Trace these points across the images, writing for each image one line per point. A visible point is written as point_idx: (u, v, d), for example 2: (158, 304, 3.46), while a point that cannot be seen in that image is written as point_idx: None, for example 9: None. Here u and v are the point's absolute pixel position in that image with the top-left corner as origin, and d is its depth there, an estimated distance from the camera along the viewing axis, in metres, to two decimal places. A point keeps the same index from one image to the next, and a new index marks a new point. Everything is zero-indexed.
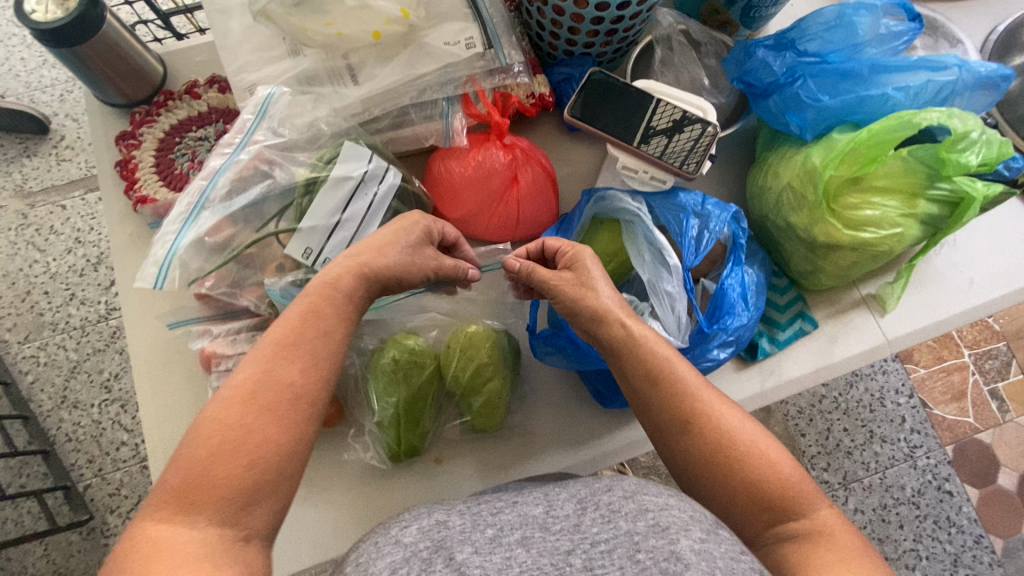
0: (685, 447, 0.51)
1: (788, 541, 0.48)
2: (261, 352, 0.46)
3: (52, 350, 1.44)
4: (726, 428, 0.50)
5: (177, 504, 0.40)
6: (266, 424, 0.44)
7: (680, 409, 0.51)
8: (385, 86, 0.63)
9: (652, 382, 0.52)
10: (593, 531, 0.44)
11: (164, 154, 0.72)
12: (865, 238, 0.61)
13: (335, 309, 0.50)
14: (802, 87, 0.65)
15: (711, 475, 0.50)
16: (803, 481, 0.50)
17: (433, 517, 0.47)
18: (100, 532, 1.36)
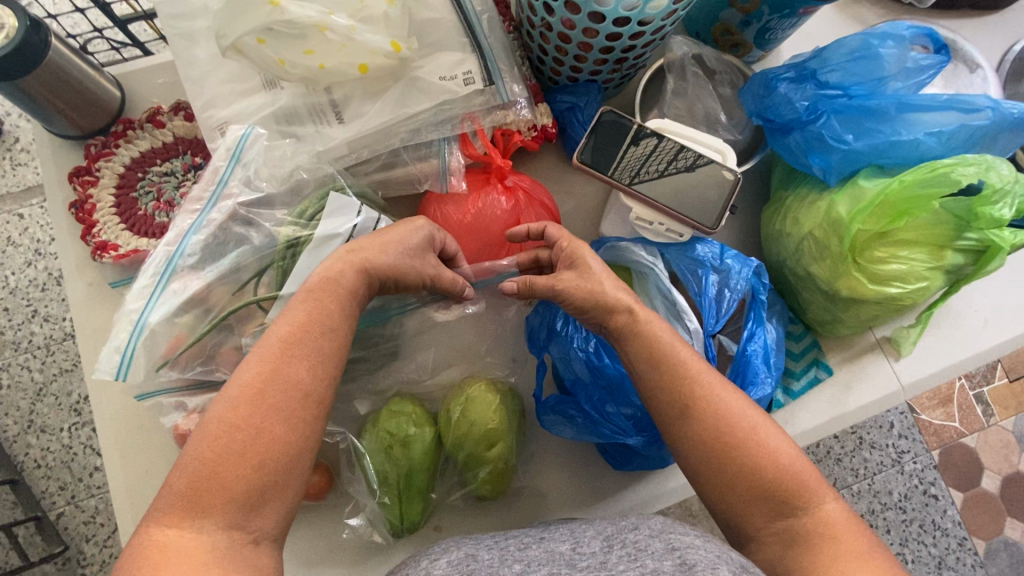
0: (684, 433, 0.47)
1: (789, 539, 0.44)
2: (266, 345, 0.42)
3: (16, 371, 1.35)
4: (724, 411, 0.46)
5: (187, 506, 0.37)
6: (274, 423, 0.39)
7: (676, 391, 0.47)
8: (374, 126, 0.57)
9: (650, 365, 0.49)
10: (620, 567, 0.43)
11: (125, 192, 0.65)
12: (892, 293, 0.58)
13: (341, 307, 0.45)
14: (826, 126, 0.60)
15: (708, 465, 0.46)
16: (807, 473, 0.45)
17: (461, 551, 0.48)
18: (77, 561, 1.30)
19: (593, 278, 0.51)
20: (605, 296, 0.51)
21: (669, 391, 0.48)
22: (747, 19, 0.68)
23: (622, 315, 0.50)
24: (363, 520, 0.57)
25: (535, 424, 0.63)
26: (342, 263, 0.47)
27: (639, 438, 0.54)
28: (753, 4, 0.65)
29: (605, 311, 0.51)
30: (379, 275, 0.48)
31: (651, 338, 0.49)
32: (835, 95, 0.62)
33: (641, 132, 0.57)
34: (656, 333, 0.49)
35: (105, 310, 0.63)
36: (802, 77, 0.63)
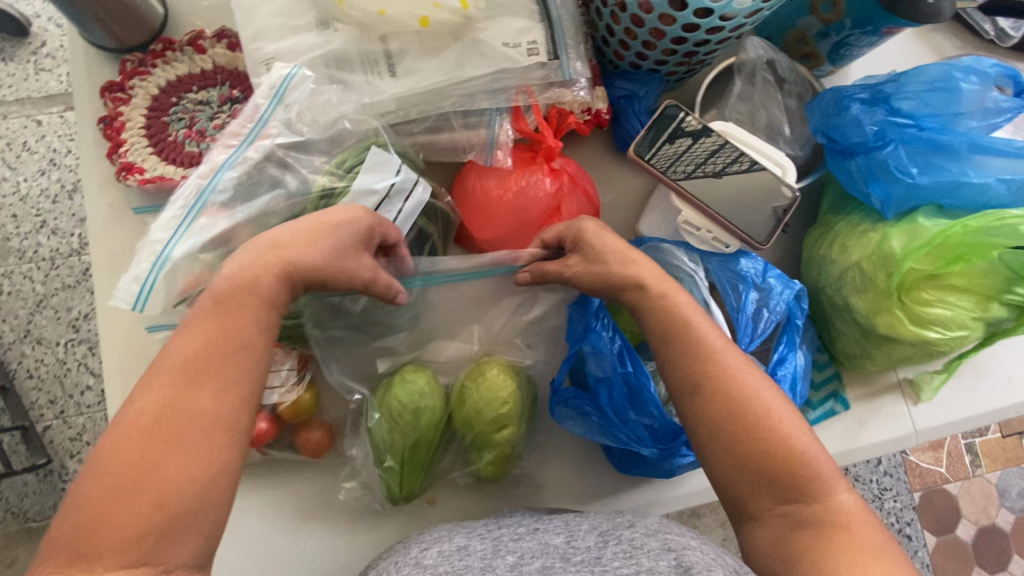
0: (695, 408, 0.45)
1: (796, 523, 0.42)
2: (172, 363, 0.39)
3: (18, 279, 1.35)
4: (742, 390, 0.44)
5: (70, 555, 0.34)
6: (179, 454, 0.37)
7: (691, 365, 0.46)
8: (426, 86, 0.54)
9: (665, 336, 0.47)
10: (614, 565, 0.42)
11: (157, 115, 0.62)
12: (930, 338, 0.56)
13: (256, 320, 0.42)
14: (892, 154, 0.58)
15: (717, 443, 0.44)
16: (823, 460, 0.43)
17: (454, 541, 0.48)
18: (58, 476, 1.30)
19: (602, 260, 0.51)
20: (615, 276, 0.50)
21: (682, 365, 0.46)
22: (825, 31, 0.66)
23: (635, 292, 0.49)
24: (360, 482, 0.56)
25: (543, 414, 0.61)
26: (258, 267, 0.43)
27: (654, 448, 0.53)
28: (836, 15, 0.64)
29: (618, 290, 0.50)
30: (303, 275, 0.45)
31: (671, 310, 0.48)
32: (906, 124, 0.59)
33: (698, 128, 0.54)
34: (682, 305, 0.48)
35: (120, 234, 0.61)
36: (875, 100, 0.61)
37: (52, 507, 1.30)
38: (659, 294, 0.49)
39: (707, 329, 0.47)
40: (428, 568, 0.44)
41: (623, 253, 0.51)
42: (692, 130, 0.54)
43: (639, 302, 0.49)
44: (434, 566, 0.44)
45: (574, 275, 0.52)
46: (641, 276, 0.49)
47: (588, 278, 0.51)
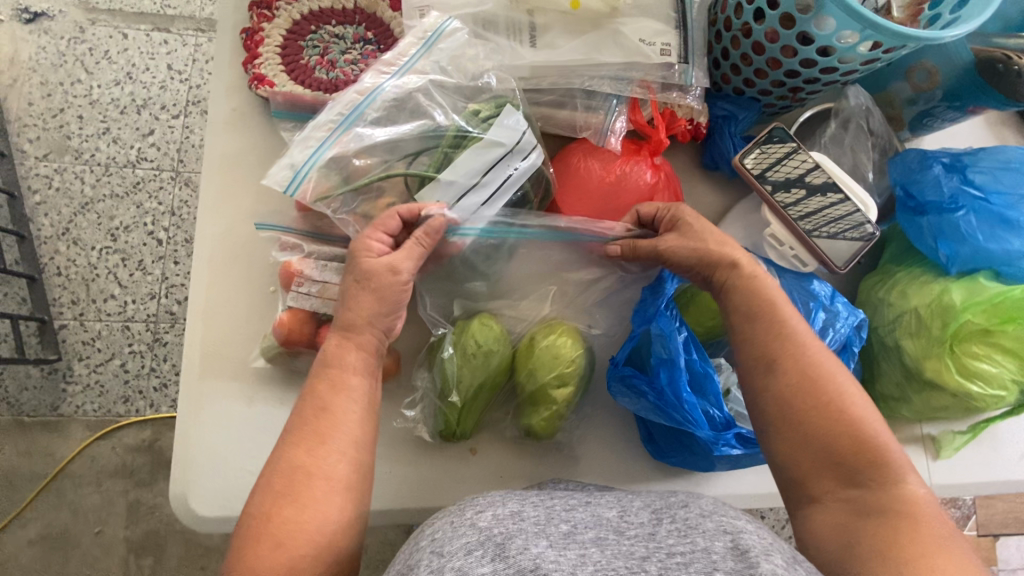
0: (767, 387, 0.51)
1: (859, 506, 0.46)
2: (292, 438, 0.46)
3: (69, 177, 1.37)
4: (814, 374, 0.50)
5: (270, 540, 0.42)
6: (335, 461, 0.45)
7: (769, 347, 0.51)
8: (562, 61, 0.58)
9: (747, 316, 0.52)
10: (669, 542, 0.43)
11: (294, 39, 0.66)
12: (971, 390, 0.60)
13: (358, 364, 0.49)
14: (963, 219, 0.62)
15: (784, 423, 0.49)
16: (893, 451, 0.47)
17: (508, 506, 0.46)
18: (62, 375, 1.29)
19: (700, 239, 0.55)
20: (713, 252, 0.54)
21: (759, 345, 0.52)
22: (914, 98, 0.71)
23: (726, 270, 0.54)
24: (418, 414, 0.59)
25: (595, 390, 0.64)
26: (358, 289, 0.49)
27: (709, 433, 0.56)
28: (930, 85, 0.69)
29: (712, 266, 0.54)
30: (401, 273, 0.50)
31: (758, 291, 0.53)
32: (977, 194, 0.63)
33: (768, 168, 0.60)
34: (769, 289, 0.53)
35: (235, 138, 0.64)
36: (954, 167, 0.65)
37: (47, 406, 1.29)
38: (751, 275, 0.53)
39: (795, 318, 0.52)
40: (482, 529, 0.42)
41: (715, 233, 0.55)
42: (767, 166, 0.60)
43: (729, 280, 0.53)
44: (488, 528, 0.43)
45: (671, 251, 0.55)
46: (736, 256, 0.54)
47: (683, 252, 0.55)
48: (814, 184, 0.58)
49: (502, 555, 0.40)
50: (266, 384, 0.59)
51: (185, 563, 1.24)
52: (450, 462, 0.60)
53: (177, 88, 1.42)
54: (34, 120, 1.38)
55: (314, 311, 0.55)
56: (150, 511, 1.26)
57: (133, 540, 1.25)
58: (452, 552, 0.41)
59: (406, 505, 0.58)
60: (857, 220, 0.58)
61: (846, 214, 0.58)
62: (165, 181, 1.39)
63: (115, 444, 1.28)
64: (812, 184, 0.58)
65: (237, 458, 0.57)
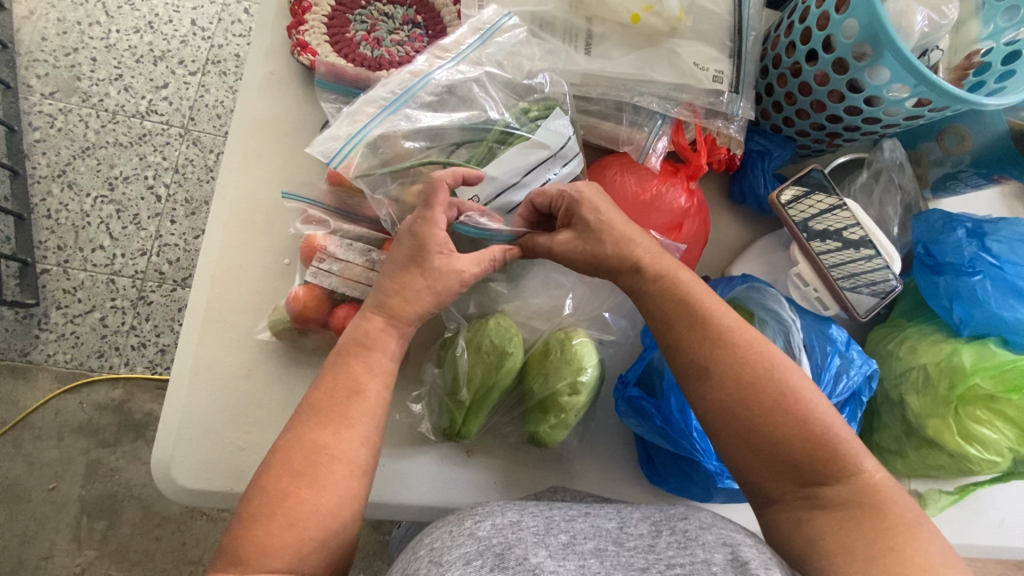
0: (705, 395, 0.49)
1: (818, 505, 0.45)
2: (304, 418, 0.45)
3: (73, 119, 1.32)
4: (738, 372, 0.48)
5: (279, 517, 0.41)
6: (345, 445, 0.44)
7: (695, 353, 0.49)
8: (613, 73, 0.58)
9: (666, 321, 0.51)
10: (669, 554, 0.42)
11: (343, 11, 0.64)
12: (969, 453, 0.60)
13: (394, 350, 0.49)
14: (979, 284, 0.63)
15: (733, 432, 0.48)
16: (847, 442, 0.46)
17: (508, 515, 0.45)
18: (37, 322, 1.24)
19: (660, 267, 0.52)
20: (648, 268, 0.52)
21: (692, 349, 0.50)
22: (942, 159, 0.73)
23: (630, 274, 0.52)
24: (424, 409, 0.59)
25: (602, 406, 0.63)
26: (398, 267, 0.49)
27: (716, 464, 0.55)
28: (960, 149, 0.70)
29: (651, 277, 0.52)
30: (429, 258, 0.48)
31: (668, 290, 0.51)
32: (992, 262, 0.64)
33: (789, 205, 0.61)
34: (680, 281, 0.51)
35: (268, 102, 0.62)
36: (975, 233, 0.66)
37: (16, 352, 1.23)
38: (653, 275, 0.52)
39: (709, 309, 0.50)
40: (481, 539, 0.42)
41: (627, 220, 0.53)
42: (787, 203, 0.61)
43: (648, 284, 0.52)
44: (486, 538, 0.42)
45: (566, 253, 0.53)
46: (636, 257, 0.52)
47: (578, 257, 0.52)
48: (816, 229, 0.61)
49: (501, 566, 0.40)
50: (268, 358, 0.57)
51: (138, 531, 1.19)
52: (447, 461, 0.59)
53: (198, 45, 1.39)
54: (44, 56, 1.33)
55: (332, 291, 0.53)
56: (110, 472, 1.21)
57: (88, 500, 1.19)
58: (449, 562, 0.41)
59: (399, 497, 0.57)
60: (857, 266, 0.59)
61: (841, 263, 0.60)
62: (172, 137, 1.35)
63: (83, 399, 1.23)
64: (816, 229, 0.61)
65: (229, 432, 0.54)
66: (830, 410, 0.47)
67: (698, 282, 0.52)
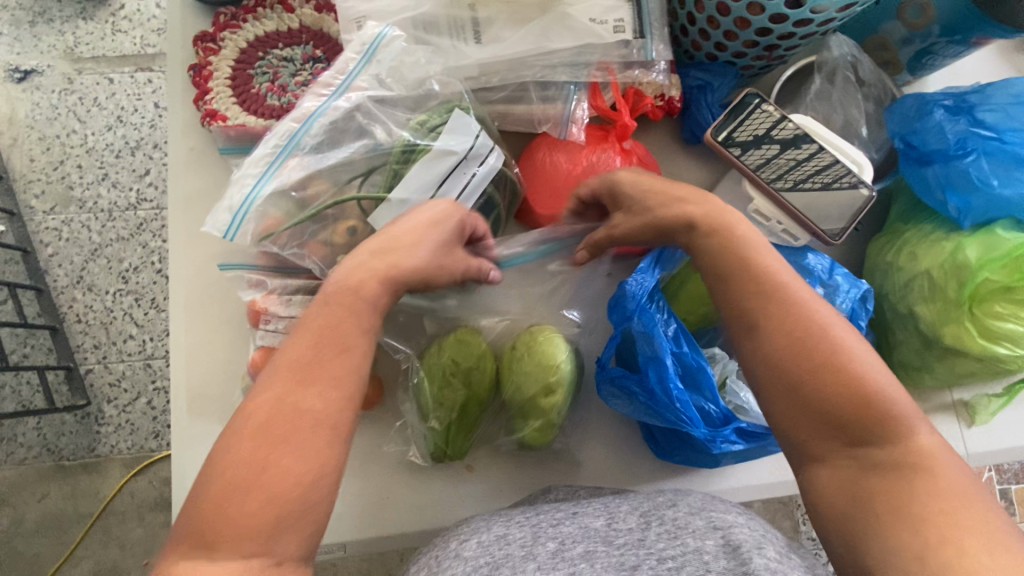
0: (754, 349, 0.44)
1: (866, 466, 0.40)
2: (245, 424, 0.39)
3: (76, 227, 1.39)
4: (801, 321, 0.43)
5: (196, 542, 0.36)
6: (285, 451, 0.38)
7: (746, 309, 0.45)
8: (510, 55, 0.55)
9: (716, 278, 0.47)
10: (659, 547, 0.41)
11: (243, 68, 0.64)
12: (999, 353, 0.54)
13: (361, 320, 0.43)
14: (973, 164, 0.56)
15: (779, 387, 0.43)
16: (900, 403, 0.41)
17: (493, 530, 0.44)
18: (94, 419, 1.33)
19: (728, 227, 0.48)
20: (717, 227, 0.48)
21: (740, 308, 0.45)
22: (909, 37, 0.65)
23: (686, 233, 0.49)
24: (411, 439, 0.59)
25: (587, 394, 0.61)
26: (362, 270, 0.45)
27: (706, 431, 0.52)
28: (924, 21, 0.62)
29: (683, 228, 0.49)
30: (406, 280, 0.46)
31: (725, 247, 0.47)
32: (988, 135, 0.57)
33: (777, 123, 0.54)
34: (736, 237, 0.47)
35: (197, 177, 0.63)
36: (958, 109, 0.59)
37: (84, 449, 1.33)
38: (707, 231, 0.48)
39: (771, 269, 0.45)
40: (469, 560, 0.41)
41: (671, 194, 0.50)
42: (766, 126, 0.54)
43: (696, 242, 0.48)
44: (474, 558, 0.41)
45: (626, 234, 0.52)
46: (689, 215, 0.49)
47: (637, 233, 0.52)
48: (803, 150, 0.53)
49: None
50: None
51: None
52: (448, 481, 0.59)
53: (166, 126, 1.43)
54: (34, 175, 1.40)
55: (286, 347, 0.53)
56: None
57: None
58: None
59: (406, 526, 0.58)
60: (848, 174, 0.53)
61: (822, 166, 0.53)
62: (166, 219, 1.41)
63: (152, 477, 1.33)
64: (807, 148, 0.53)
65: None
66: (886, 370, 0.42)
67: (753, 235, 0.48)
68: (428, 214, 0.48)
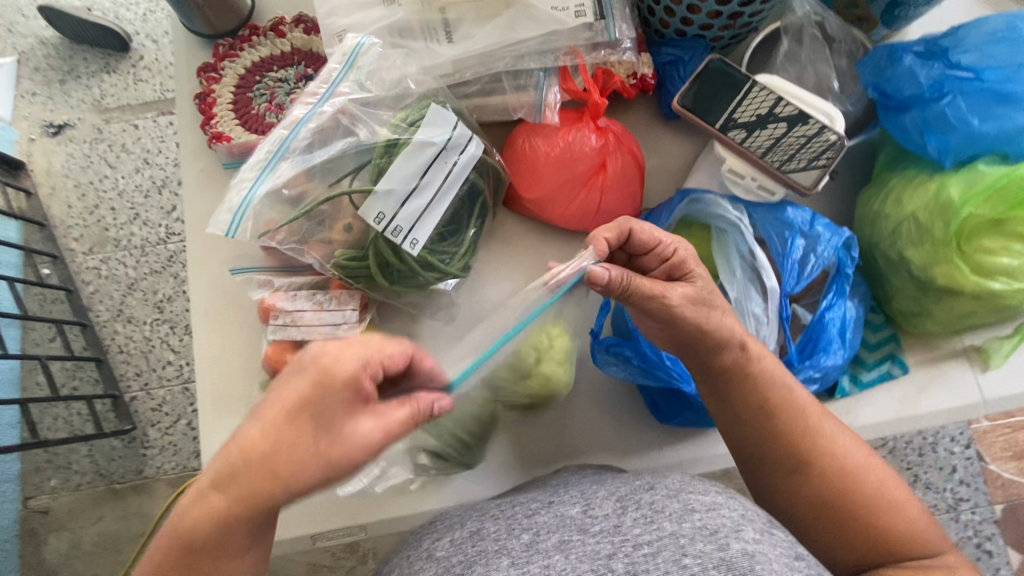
0: (797, 487, 0.48)
1: (888, 551, 0.46)
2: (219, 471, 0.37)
3: (112, 265, 1.43)
4: (838, 462, 0.48)
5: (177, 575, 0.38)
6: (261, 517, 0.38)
7: (790, 436, 0.49)
8: (481, 49, 0.58)
9: (762, 413, 0.49)
10: (636, 532, 0.41)
11: (243, 92, 0.69)
12: (994, 288, 0.53)
13: (312, 452, 0.36)
14: (950, 105, 0.56)
15: (803, 520, 0.49)
16: (915, 514, 0.47)
17: (468, 527, 0.46)
18: (140, 442, 1.38)
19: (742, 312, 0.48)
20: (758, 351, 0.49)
21: (782, 448, 0.49)
22: None
23: (732, 352, 0.49)
24: None
25: (585, 365, 0.63)
26: (269, 445, 0.36)
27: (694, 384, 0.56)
28: None
29: (717, 352, 0.49)
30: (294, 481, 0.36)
31: (755, 381, 0.49)
32: (966, 76, 0.56)
33: (776, 103, 0.53)
34: (769, 375, 0.50)
35: (210, 195, 0.69)
36: (929, 54, 0.59)
37: (135, 472, 1.38)
38: (750, 385, 0.49)
39: (806, 422, 0.49)
40: (441, 561, 0.43)
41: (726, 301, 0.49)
42: (768, 106, 0.54)
43: (731, 362, 0.49)
44: (446, 558, 0.44)
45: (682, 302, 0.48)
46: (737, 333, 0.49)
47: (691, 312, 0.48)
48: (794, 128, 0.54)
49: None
50: None
51: None
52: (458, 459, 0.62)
53: None
54: None
55: (296, 338, 0.58)
56: None
57: None
58: None
59: (425, 503, 0.61)
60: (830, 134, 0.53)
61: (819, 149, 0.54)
62: None
63: None
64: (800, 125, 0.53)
65: None
66: (904, 487, 0.48)
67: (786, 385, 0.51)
68: (333, 380, 0.36)
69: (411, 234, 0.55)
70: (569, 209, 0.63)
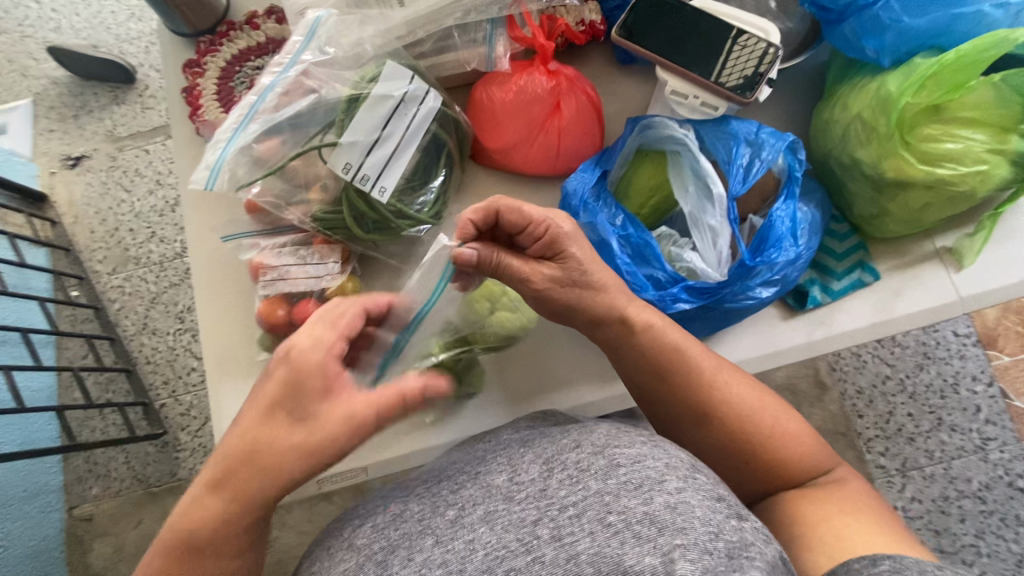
0: (698, 436, 0.54)
1: (783, 478, 0.53)
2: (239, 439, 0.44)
3: (136, 281, 1.47)
4: (734, 407, 0.53)
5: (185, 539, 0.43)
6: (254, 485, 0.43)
7: (690, 389, 0.54)
8: (430, 7, 0.62)
9: (662, 376, 0.54)
10: (561, 494, 0.40)
11: (225, 82, 0.75)
12: (941, 175, 0.55)
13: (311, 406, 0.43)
14: (885, 7, 0.56)
15: (712, 459, 0.55)
16: (806, 444, 0.53)
17: (390, 510, 0.46)
18: (173, 446, 1.37)
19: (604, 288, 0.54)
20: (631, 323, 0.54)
21: (685, 404, 0.54)
22: None
23: (620, 323, 0.54)
24: None
25: None
26: (280, 389, 0.43)
27: (654, 293, 0.59)
28: None
29: (610, 321, 0.54)
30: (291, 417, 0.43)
31: (658, 345, 0.54)
32: None
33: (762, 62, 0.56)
34: (670, 340, 0.54)
35: None
36: None
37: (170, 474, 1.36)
38: (647, 343, 0.54)
39: (694, 378, 0.54)
40: (360, 549, 0.43)
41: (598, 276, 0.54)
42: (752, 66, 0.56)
43: (631, 332, 0.54)
44: (367, 544, 0.43)
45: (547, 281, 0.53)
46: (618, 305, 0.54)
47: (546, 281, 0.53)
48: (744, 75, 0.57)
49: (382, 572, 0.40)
50: None
51: None
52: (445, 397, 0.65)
53: None
54: None
55: (286, 292, 0.62)
56: None
57: None
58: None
59: (419, 442, 0.64)
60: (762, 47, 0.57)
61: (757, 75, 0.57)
62: None
63: None
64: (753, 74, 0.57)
65: None
66: (797, 424, 0.54)
67: (692, 349, 0.54)
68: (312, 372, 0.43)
69: (378, 182, 0.60)
70: (531, 153, 0.66)
